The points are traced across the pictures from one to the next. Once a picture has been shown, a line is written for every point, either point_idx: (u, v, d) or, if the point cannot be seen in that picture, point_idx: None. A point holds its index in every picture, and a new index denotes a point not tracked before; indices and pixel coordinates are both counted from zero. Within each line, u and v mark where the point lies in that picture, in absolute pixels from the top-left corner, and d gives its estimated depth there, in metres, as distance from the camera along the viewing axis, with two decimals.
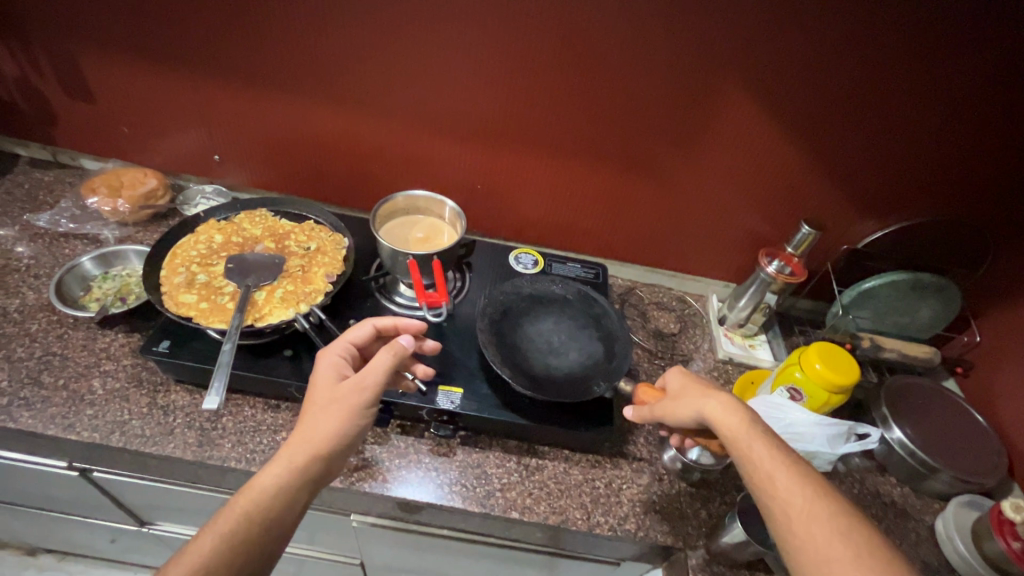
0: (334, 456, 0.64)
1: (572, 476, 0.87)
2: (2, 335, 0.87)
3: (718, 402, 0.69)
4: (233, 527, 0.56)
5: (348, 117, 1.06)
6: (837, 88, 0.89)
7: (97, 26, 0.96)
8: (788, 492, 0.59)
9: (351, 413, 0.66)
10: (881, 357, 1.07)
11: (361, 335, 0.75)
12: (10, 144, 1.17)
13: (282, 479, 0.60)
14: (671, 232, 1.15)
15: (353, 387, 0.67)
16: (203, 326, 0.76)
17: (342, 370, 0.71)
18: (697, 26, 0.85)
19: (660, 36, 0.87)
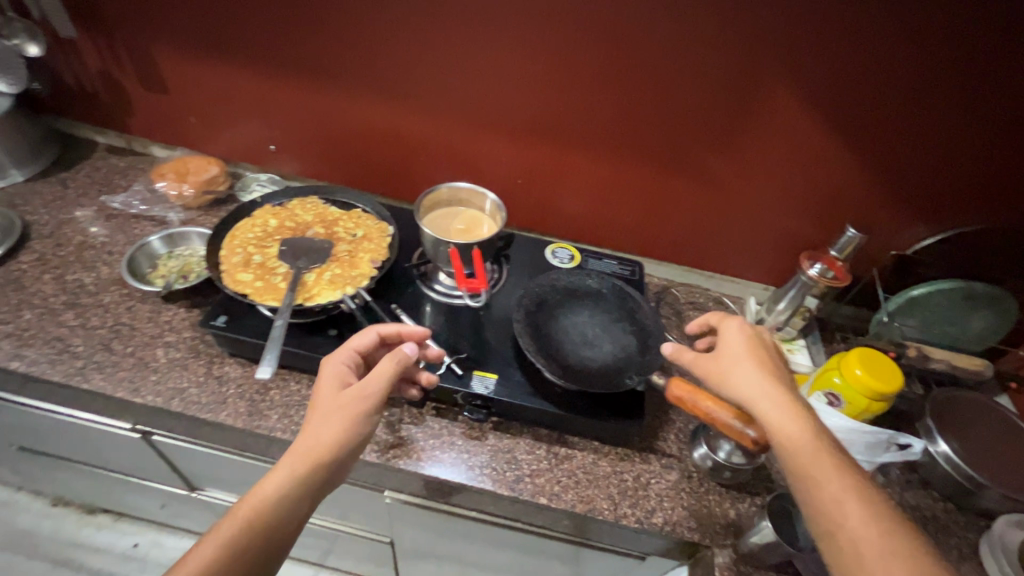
0: (336, 465, 0.65)
1: (601, 467, 0.88)
2: (80, 304, 0.95)
3: (780, 409, 0.65)
4: (236, 536, 0.58)
5: (398, 111, 1.10)
6: (889, 85, 0.87)
7: (174, 22, 1.04)
8: (857, 522, 0.56)
9: (353, 421, 0.67)
10: (928, 368, 1.03)
11: (366, 343, 0.76)
12: (90, 131, 1.27)
13: (285, 488, 0.62)
14: (710, 232, 1.14)
15: (355, 395, 0.69)
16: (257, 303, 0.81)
17: (345, 376, 0.72)
18: (743, 20, 0.86)
19: (706, 34, 0.88)
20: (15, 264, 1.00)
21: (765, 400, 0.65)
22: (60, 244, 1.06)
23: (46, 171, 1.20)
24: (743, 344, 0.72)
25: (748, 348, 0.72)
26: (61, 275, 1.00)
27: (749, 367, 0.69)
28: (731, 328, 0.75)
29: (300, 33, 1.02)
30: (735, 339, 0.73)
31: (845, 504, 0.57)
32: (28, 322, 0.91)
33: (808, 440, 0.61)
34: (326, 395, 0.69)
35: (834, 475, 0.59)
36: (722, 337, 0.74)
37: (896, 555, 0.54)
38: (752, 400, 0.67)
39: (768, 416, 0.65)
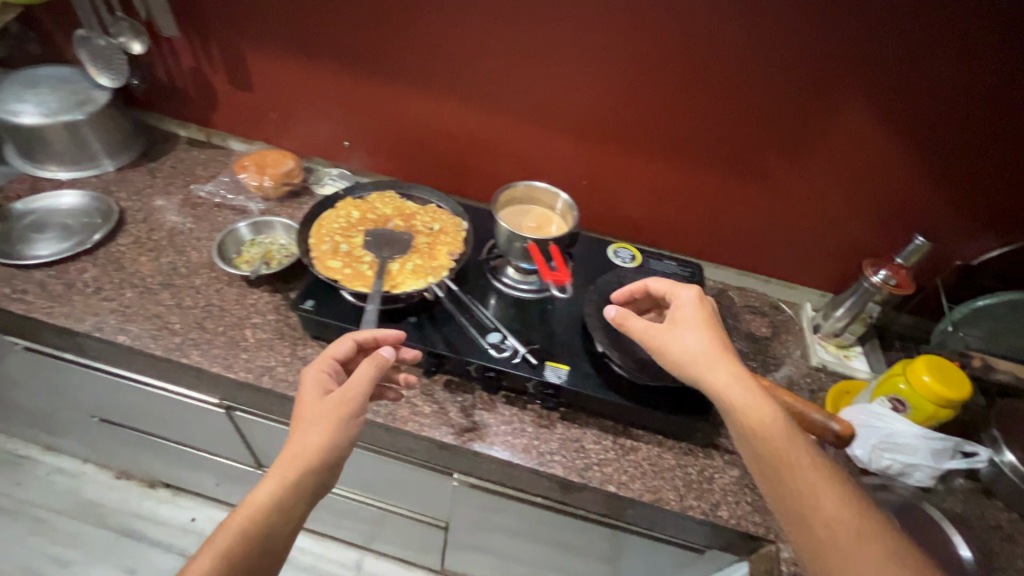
0: (324, 468, 0.69)
1: (666, 460, 0.91)
2: (174, 285, 1.02)
3: (749, 393, 0.69)
4: (234, 541, 0.63)
5: (470, 110, 1.15)
6: (956, 94, 0.88)
7: (268, 24, 1.11)
8: (833, 510, 0.61)
9: (337, 426, 0.70)
10: (994, 378, 1.02)
11: (344, 350, 0.77)
12: (173, 125, 1.35)
13: (276, 492, 0.66)
14: (769, 237, 1.16)
15: (338, 400, 0.71)
16: (350, 289, 0.86)
17: (328, 382, 0.75)
18: (816, 28, 0.89)
19: (781, 44, 0.92)
20: (114, 247, 1.07)
21: (727, 369, 0.71)
22: (153, 229, 1.13)
23: (135, 161, 1.28)
24: (702, 314, 0.78)
25: (704, 318, 0.77)
26: (156, 258, 1.07)
27: (707, 336, 0.74)
28: (686, 297, 0.81)
29: (387, 35, 1.09)
30: (693, 309, 0.78)
31: (808, 477, 0.63)
32: (130, 300, 0.98)
33: (765, 418, 0.67)
34: (311, 402, 0.72)
35: (794, 448, 0.66)
36: (679, 307, 0.79)
37: (853, 515, 0.61)
38: (711, 368, 0.71)
39: (728, 385, 0.70)
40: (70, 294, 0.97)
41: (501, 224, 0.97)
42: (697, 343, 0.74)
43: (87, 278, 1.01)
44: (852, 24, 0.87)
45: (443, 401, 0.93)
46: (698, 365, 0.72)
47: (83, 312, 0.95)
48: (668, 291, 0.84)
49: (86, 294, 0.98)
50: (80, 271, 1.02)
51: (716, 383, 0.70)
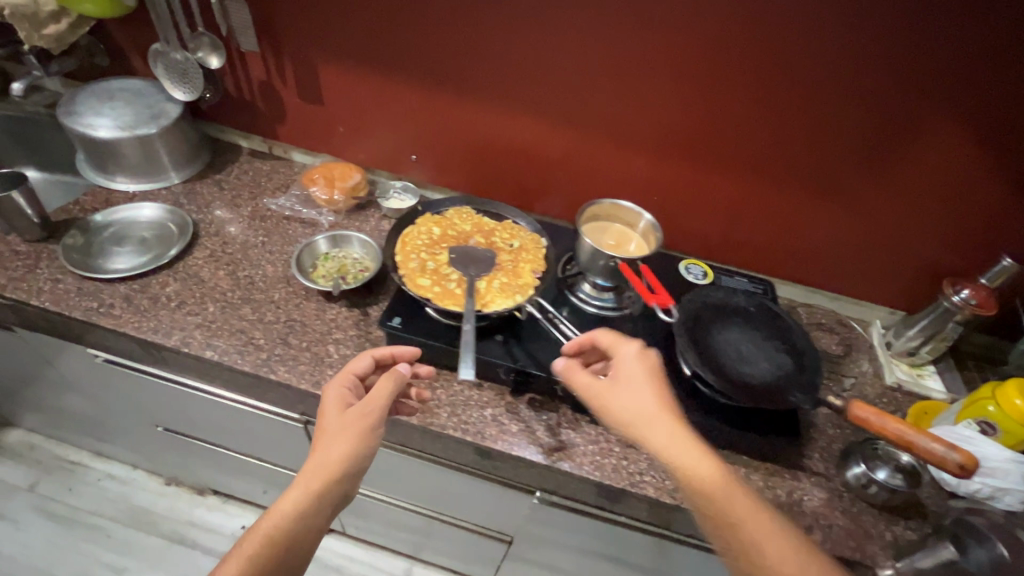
0: (347, 477, 0.71)
1: (753, 481, 0.90)
2: (254, 300, 1.02)
3: (689, 451, 0.67)
4: (260, 547, 0.64)
5: (543, 126, 1.16)
6: None
7: (343, 40, 1.11)
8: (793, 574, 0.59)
9: (360, 436, 0.73)
10: None
11: (363, 366, 0.82)
12: (235, 136, 1.35)
13: (301, 500, 0.68)
14: (841, 255, 1.16)
15: (360, 412, 0.75)
16: (443, 308, 0.86)
17: (347, 397, 0.78)
18: (908, 51, 0.89)
19: (872, 65, 0.92)
20: (192, 260, 1.08)
21: (667, 427, 0.68)
22: (227, 242, 1.13)
23: (201, 173, 1.28)
24: (642, 371, 0.74)
25: (645, 373, 0.74)
26: (233, 271, 1.07)
27: (642, 392, 0.72)
28: (628, 351, 0.77)
29: (464, 50, 1.08)
30: (634, 365, 0.75)
31: (754, 534, 0.62)
32: (213, 315, 0.99)
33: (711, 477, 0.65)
34: (333, 415, 0.75)
35: (742, 502, 0.64)
36: (620, 362, 0.76)
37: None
38: (647, 426, 0.69)
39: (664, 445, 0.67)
40: (155, 309, 0.98)
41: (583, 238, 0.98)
42: (644, 403, 0.71)
43: (169, 292, 1.01)
44: (947, 47, 0.87)
45: (529, 418, 0.93)
46: (635, 423, 0.69)
47: (170, 327, 0.95)
48: (610, 345, 0.79)
49: (170, 309, 0.98)
50: (162, 285, 1.02)
51: (652, 441, 0.68)
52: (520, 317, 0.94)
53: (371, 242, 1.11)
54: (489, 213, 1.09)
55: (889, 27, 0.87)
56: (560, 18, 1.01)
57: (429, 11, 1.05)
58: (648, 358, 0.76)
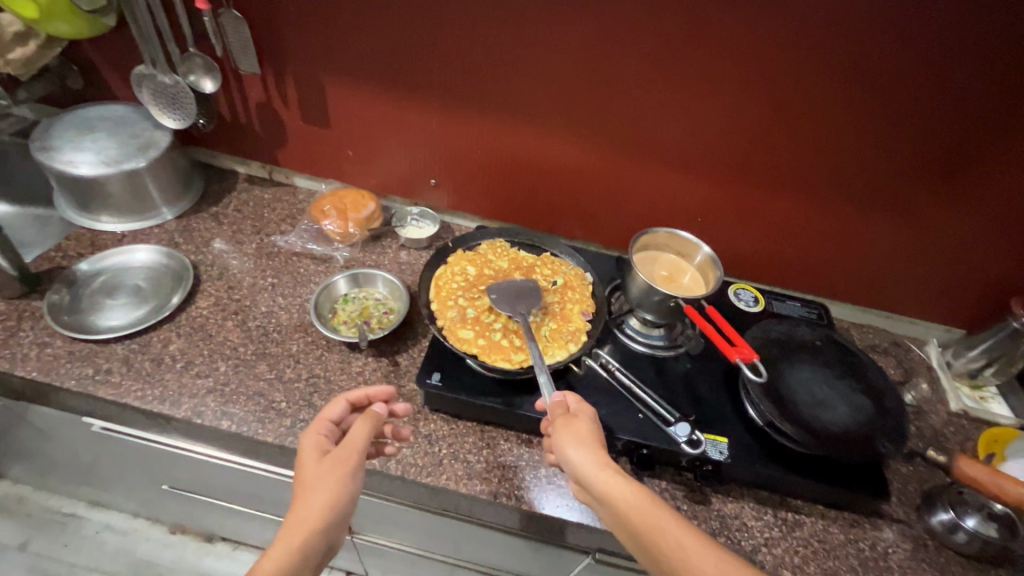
0: (330, 531, 0.63)
1: (834, 535, 0.83)
2: (270, 355, 0.92)
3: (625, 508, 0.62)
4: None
5: (577, 145, 1.06)
6: None
7: (355, 58, 0.99)
8: None
9: (342, 483, 0.65)
10: None
11: (338, 411, 0.74)
12: (231, 162, 1.22)
13: (281, 562, 0.59)
14: (897, 273, 1.09)
15: (337, 456, 0.66)
16: (491, 365, 0.78)
17: (324, 443, 0.70)
18: (990, 62, 0.80)
19: (954, 77, 0.83)
20: (196, 311, 0.96)
21: (637, 499, 0.62)
22: (233, 286, 1.02)
23: (196, 206, 1.16)
24: (595, 437, 0.69)
25: (595, 436, 0.69)
26: (243, 321, 0.96)
27: (601, 459, 0.66)
28: (577, 414, 0.71)
29: (490, 66, 0.97)
30: (584, 430, 0.69)
31: None
32: (226, 376, 0.88)
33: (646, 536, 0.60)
34: (309, 464, 0.67)
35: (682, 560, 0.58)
36: (566, 427, 0.69)
37: None
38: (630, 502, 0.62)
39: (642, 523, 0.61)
40: (160, 372, 0.87)
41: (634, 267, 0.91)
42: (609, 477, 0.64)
43: (173, 351, 0.90)
44: None
45: None
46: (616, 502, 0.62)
47: (179, 394, 0.85)
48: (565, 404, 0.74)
49: (177, 372, 0.87)
50: (164, 343, 0.91)
51: (630, 516, 0.61)
52: (575, 370, 0.86)
53: (396, 281, 1.00)
54: (524, 246, 1.00)
55: (977, 37, 0.79)
56: (602, 31, 0.90)
57: (454, 26, 0.93)
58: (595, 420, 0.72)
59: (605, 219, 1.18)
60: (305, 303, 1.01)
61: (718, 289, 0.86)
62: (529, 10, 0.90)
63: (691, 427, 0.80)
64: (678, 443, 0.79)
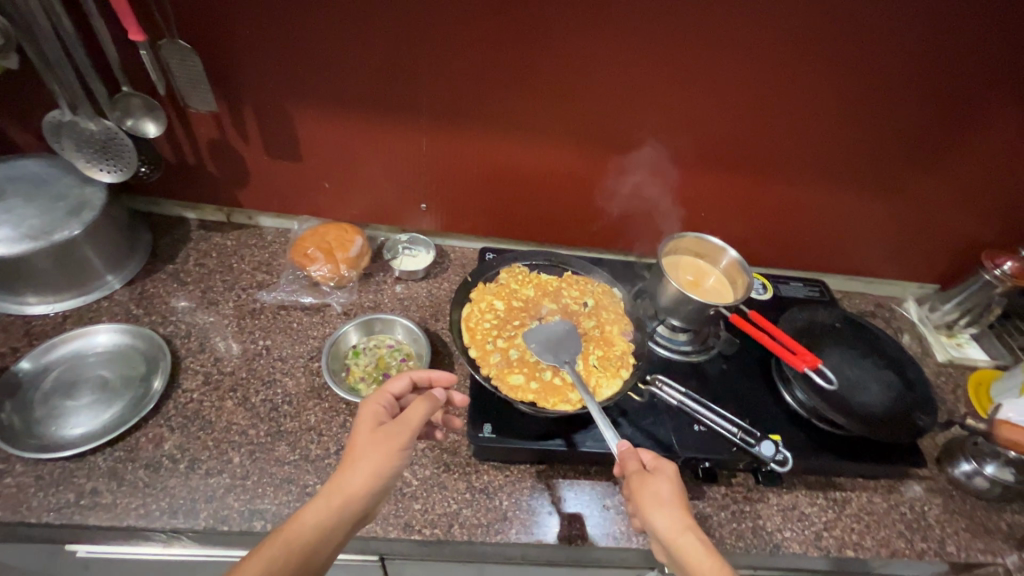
0: (372, 497, 0.61)
1: (878, 505, 0.88)
2: (287, 431, 0.81)
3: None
4: (277, 559, 0.56)
5: (572, 154, 0.97)
6: None
7: (326, 82, 0.87)
8: None
9: (391, 456, 0.62)
10: None
11: (400, 387, 0.72)
12: (179, 208, 1.07)
13: (320, 517, 0.58)
14: (880, 245, 1.14)
15: (391, 430, 0.64)
16: (555, 409, 0.76)
17: (381, 416, 0.67)
18: (983, 43, 0.80)
19: (956, 60, 0.82)
20: (185, 397, 0.83)
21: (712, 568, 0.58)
22: (221, 358, 0.89)
23: (146, 266, 0.99)
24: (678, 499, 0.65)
25: (679, 497, 0.65)
26: (245, 399, 0.84)
27: (682, 523, 0.62)
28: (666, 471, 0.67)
29: (479, 82, 0.87)
30: (671, 489, 0.65)
31: None
32: (243, 468, 0.76)
33: None
34: (363, 433, 0.65)
35: None
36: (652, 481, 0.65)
37: None
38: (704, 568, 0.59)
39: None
40: (161, 480, 0.74)
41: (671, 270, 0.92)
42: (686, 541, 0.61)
43: (171, 450, 0.77)
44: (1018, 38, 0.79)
45: None
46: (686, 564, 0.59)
47: (192, 501, 0.72)
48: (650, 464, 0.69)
49: (182, 475, 0.75)
50: (157, 443, 0.77)
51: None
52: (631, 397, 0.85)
53: (418, 330, 0.93)
54: (542, 268, 1.00)
55: (979, 20, 0.78)
56: (602, 37, 0.82)
57: (436, 40, 0.82)
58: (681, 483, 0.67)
59: (605, 224, 1.10)
60: (311, 363, 0.90)
61: (748, 293, 0.89)
62: (521, 20, 0.80)
63: (777, 446, 0.79)
64: (767, 462, 0.77)
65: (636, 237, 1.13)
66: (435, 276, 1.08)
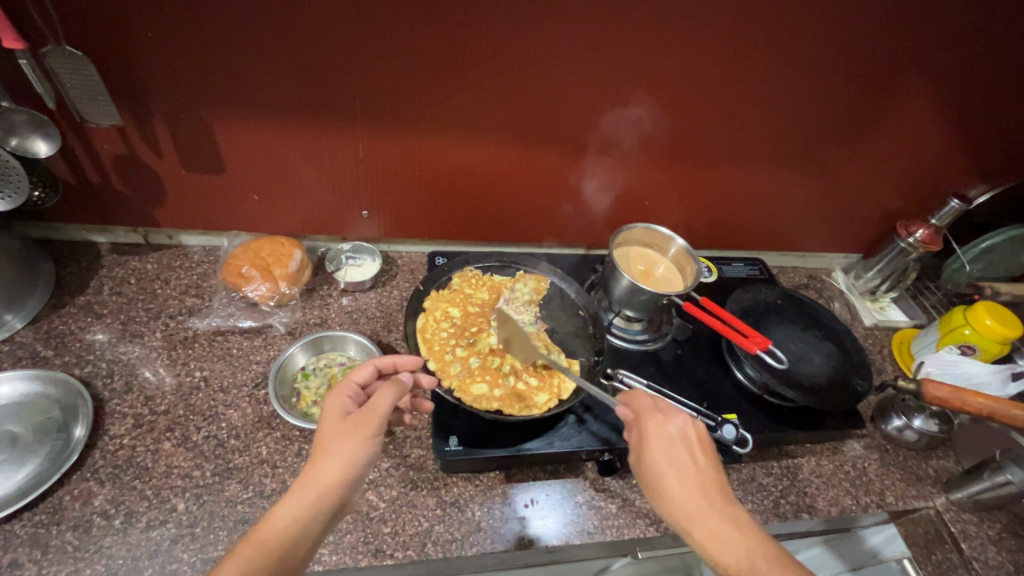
0: (348, 488, 0.58)
1: (826, 467, 0.94)
2: (237, 467, 0.75)
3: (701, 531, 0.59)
4: (252, 558, 0.51)
5: (514, 151, 0.95)
6: (990, 79, 0.92)
7: (243, 88, 0.79)
8: None
9: (363, 445, 0.59)
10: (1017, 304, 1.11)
11: (366, 375, 0.68)
12: (86, 232, 0.96)
13: (297, 513, 0.54)
14: (809, 222, 1.21)
15: (358, 418, 0.61)
16: (522, 415, 0.76)
17: (348, 405, 0.64)
18: (893, 32, 0.84)
19: (870, 47, 0.86)
20: (114, 445, 0.75)
21: (698, 522, 0.59)
22: (152, 397, 0.81)
23: (53, 301, 0.89)
24: (673, 457, 0.64)
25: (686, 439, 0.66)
26: (185, 438, 0.77)
27: (677, 461, 0.64)
28: (658, 429, 0.67)
29: (414, 82, 0.82)
30: (666, 446, 0.65)
31: None
32: (189, 515, 0.70)
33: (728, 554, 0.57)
34: (329, 425, 0.61)
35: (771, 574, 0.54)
36: (645, 445, 0.67)
37: None
38: (692, 520, 0.60)
39: (703, 539, 0.58)
40: (95, 540, 0.66)
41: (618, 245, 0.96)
42: (675, 497, 0.62)
43: (102, 506, 0.69)
44: (923, 26, 0.84)
45: (623, 490, 0.83)
46: (678, 521, 0.61)
47: (134, 559, 0.66)
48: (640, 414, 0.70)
49: (119, 531, 0.68)
50: (85, 500, 0.69)
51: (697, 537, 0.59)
52: (594, 392, 0.86)
53: (370, 344, 0.90)
54: (494, 269, 0.99)
55: (889, 7, 0.81)
56: (537, 33, 0.79)
57: (362, 41, 0.76)
58: (690, 434, 0.66)
59: (553, 220, 1.10)
60: (257, 392, 0.84)
61: (698, 280, 0.93)
62: (454, 18, 0.75)
63: (738, 427, 0.80)
64: (729, 444, 0.79)
65: (583, 229, 1.14)
66: (382, 285, 1.04)
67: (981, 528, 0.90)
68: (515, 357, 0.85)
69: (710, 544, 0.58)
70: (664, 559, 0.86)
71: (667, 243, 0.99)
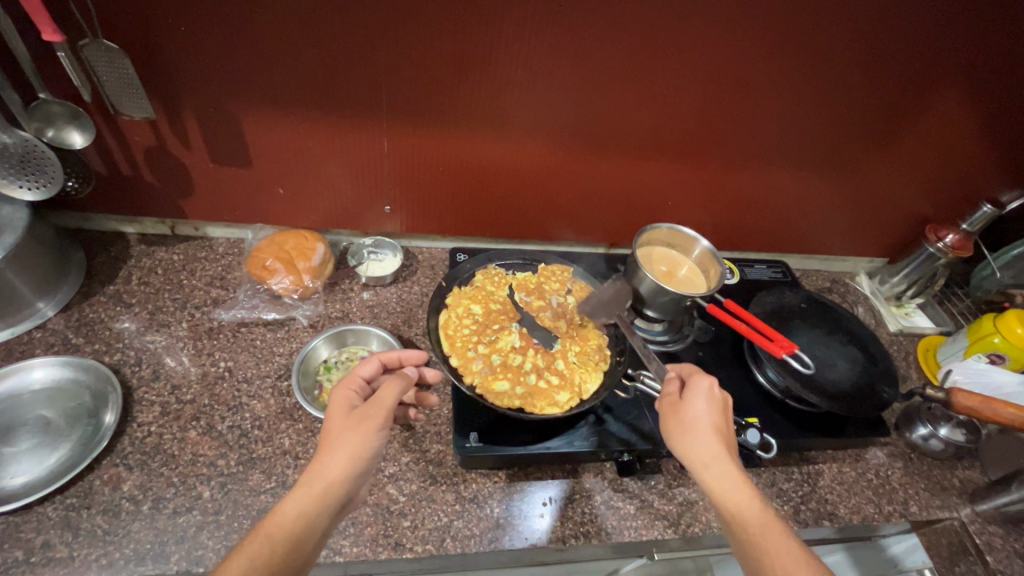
0: (353, 482, 0.59)
1: (848, 474, 0.92)
2: (260, 457, 0.76)
3: (723, 472, 0.61)
4: (261, 552, 0.52)
5: (539, 147, 0.95)
6: None
7: (272, 82, 0.80)
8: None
9: (368, 438, 0.60)
10: None
11: (371, 370, 0.69)
12: (115, 222, 0.98)
13: (303, 506, 0.56)
14: (834, 225, 1.19)
15: (363, 412, 0.61)
16: (543, 415, 0.76)
17: (353, 400, 0.65)
18: (931, 32, 0.82)
19: (907, 47, 0.84)
20: (142, 432, 0.76)
21: (721, 460, 0.62)
22: (178, 385, 0.82)
23: (84, 289, 0.91)
24: (708, 410, 0.67)
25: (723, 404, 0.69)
26: (210, 427, 0.78)
27: (714, 416, 0.66)
28: (704, 384, 0.69)
29: (442, 78, 0.82)
30: (708, 401, 0.67)
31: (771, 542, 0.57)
32: (214, 503, 0.71)
33: (743, 497, 0.60)
34: (336, 419, 0.62)
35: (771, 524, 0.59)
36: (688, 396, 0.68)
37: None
38: (713, 462, 0.62)
39: (722, 480, 0.61)
40: (124, 525, 0.68)
41: (649, 233, 0.97)
42: (702, 440, 0.64)
43: (130, 491, 0.71)
44: (962, 27, 0.82)
45: (640, 491, 0.83)
46: (699, 458, 0.63)
47: (161, 544, 0.67)
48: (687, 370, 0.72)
49: (147, 517, 0.69)
50: (114, 485, 0.71)
51: (716, 477, 0.61)
52: (614, 395, 0.86)
53: (390, 338, 0.90)
54: (515, 266, 0.99)
55: (927, 7, 0.79)
56: (567, 30, 0.78)
57: (391, 37, 0.76)
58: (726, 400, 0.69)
59: (574, 218, 1.10)
60: (279, 383, 0.85)
61: (722, 282, 0.93)
62: (483, 15, 0.75)
63: (761, 432, 0.81)
64: (753, 449, 0.79)
65: (604, 228, 1.13)
66: (403, 281, 1.05)
67: (1007, 541, 0.88)
68: (536, 354, 0.85)
69: (722, 481, 0.61)
70: (679, 561, 0.86)
71: (694, 249, 0.99)
